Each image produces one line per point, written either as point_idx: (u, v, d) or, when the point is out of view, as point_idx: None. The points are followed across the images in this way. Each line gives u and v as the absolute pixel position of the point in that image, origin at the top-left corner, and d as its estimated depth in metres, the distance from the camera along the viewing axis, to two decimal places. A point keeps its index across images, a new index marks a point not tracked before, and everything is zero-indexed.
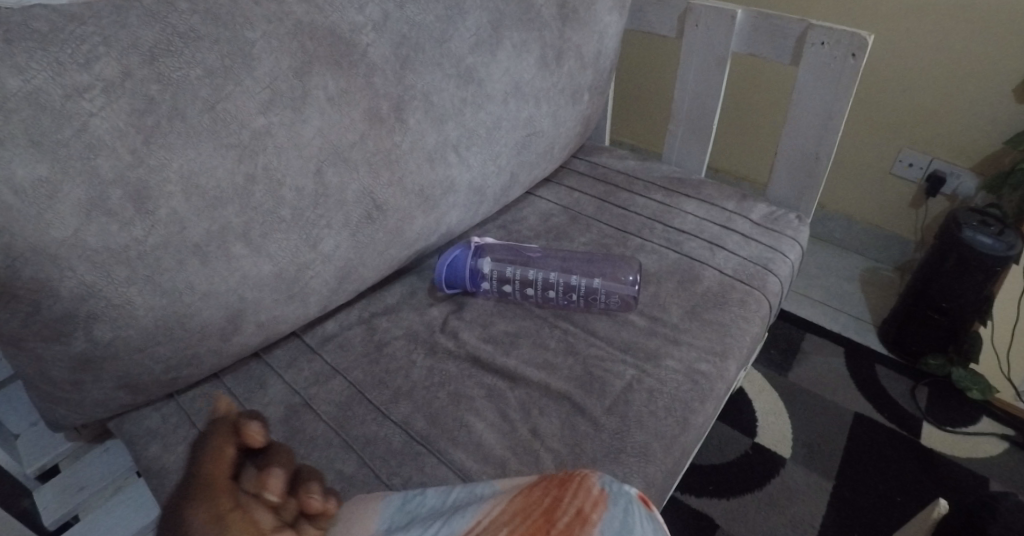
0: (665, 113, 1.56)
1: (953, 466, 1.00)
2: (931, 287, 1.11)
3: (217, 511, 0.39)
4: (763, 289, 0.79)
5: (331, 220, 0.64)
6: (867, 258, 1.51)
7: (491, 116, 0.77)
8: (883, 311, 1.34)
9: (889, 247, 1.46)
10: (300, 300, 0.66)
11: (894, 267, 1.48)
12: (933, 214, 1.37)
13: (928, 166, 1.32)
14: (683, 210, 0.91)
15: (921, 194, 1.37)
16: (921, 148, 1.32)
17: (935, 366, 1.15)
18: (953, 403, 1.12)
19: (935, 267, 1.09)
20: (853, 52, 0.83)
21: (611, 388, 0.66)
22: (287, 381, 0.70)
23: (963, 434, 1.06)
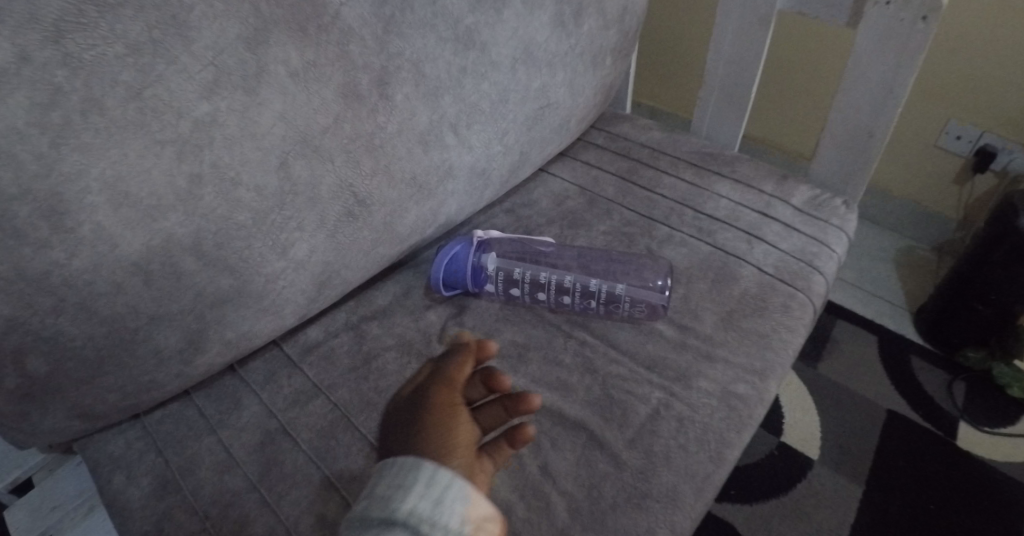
0: (691, 75, 1.41)
1: (990, 470, 0.94)
2: (976, 280, 1.00)
3: (447, 402, 0.51)
4: (808, 291, 0.69)
5: (304, 222, 0.54)
6: (902, 235, 1.39)
7: (497, 88, 0.65)
8: (921, 296, 1.25)
9: (929, 224, 1.34)
10: (273, 314, 0.57)
11: (932, 246, 1.36)
12: (980, 190, 1.24)
13: (977, 139, 1.19)
14: (715, 192, 0.80)
15: (968, 169, 1.24)
16: (971, 119, 1.18)
17: (974, 360, 1.06)
18: (993, 401, 1.03)
19: (982, 257, 0.98)
20: (925, 14, 0.70)
21: (634, 415, 0.57)
22: (265, 401, 0.62)
23: (1003, 435, 0.98)
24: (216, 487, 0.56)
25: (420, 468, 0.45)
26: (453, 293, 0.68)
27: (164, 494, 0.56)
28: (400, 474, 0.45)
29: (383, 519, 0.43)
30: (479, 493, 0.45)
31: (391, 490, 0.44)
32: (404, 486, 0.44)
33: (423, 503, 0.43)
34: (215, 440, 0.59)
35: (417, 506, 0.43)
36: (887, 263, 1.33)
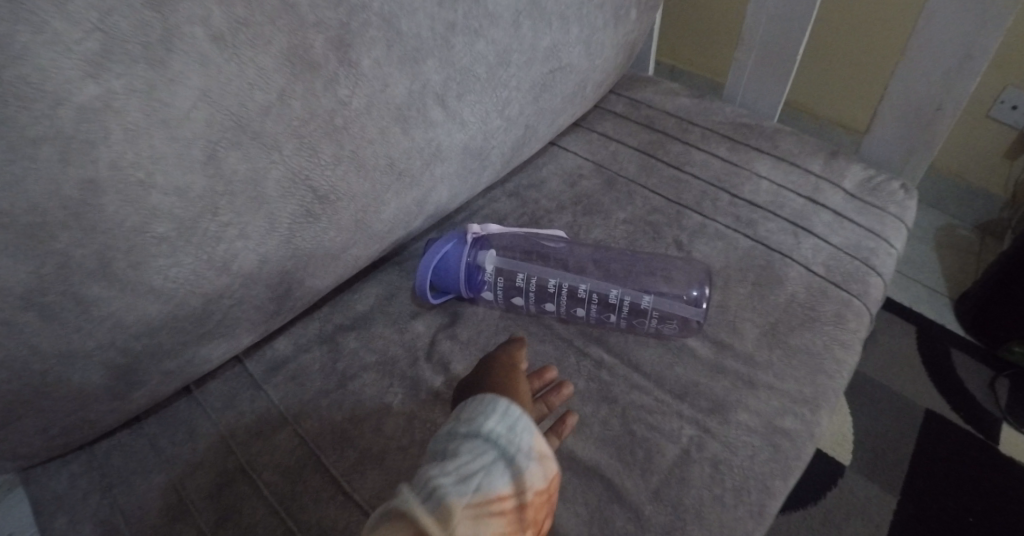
0: (714, 32, 1.26)
1: None
2: None
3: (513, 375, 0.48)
4: (865, 297, 0.59)
5: (249, 226, 0.42)
6: (942, 211, 1.26)
7: (495, 48, 0.52)
8: (963, 280, 1.14)
9: (973, 199, 1.21)
10: (222, 334, 0.47)
11: (974, 226, 1.23)
12: None
13: None
14: (755, 172, 0.68)
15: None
16: None
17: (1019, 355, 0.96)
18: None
19: None
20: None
21: (660, 459, 0.47)
22: (225, 430, 0.53)
23: None
24: None
25: (499, 402, 0.43)
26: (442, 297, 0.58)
27: None
28: (476, 402, 0.43)
29: (464, 435, 0.42)
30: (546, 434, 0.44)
31: (468, 411, 0.43)
32: (482, 410, 0.42)
33: (503, 425, 0.42)
34: (166, 477, 0.51)
35: (496, 426, 0.42)
36: (925, 244, 1.22)
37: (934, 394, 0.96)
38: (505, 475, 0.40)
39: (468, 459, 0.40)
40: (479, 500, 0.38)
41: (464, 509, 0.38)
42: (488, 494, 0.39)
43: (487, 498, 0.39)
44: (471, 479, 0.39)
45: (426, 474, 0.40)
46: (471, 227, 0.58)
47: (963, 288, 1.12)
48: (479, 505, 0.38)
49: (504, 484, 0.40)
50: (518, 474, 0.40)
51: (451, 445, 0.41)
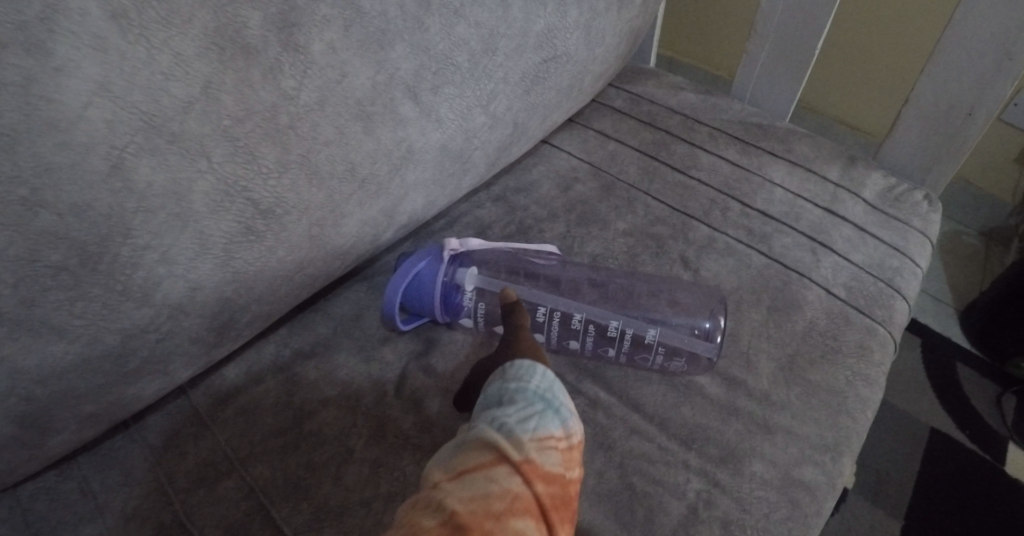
0: (718, 20, 1.19)
1: None
2: None
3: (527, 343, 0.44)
4: (890, 325, 0.52)
5: (172, 248, 0.35)
6: (946, 215, 1.21)
7: (478, 33, 0.44)
8: (969, 289, 1.09)
9: (980, 205, 1.15)
10: (152, 368, 0.40)
11: (979, 232, 1.18)
12: None
13: None
14: (769, 179, 0.62)
15: None
16: None
17: None
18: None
19: None
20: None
21: (663, 518, 0.41)
22: (163, 474, 0.45)
23: None
24: None
25: (534, 362, 0.39)
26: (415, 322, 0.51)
27: None
28: (509, 363, 0.39)
29: (508, 385, 0.37)
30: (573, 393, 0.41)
31: (504, 369, 0.39)
32: (521, 366, 0.38)
33: (544, 377, 0.38)
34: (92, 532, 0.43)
35: (538, 380, 0.37)
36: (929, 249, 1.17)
37: (939, 411, 0.91)
38: (559, 419, 0.36)
39: (522, 405, 0.35)
40: (542, 435, 0.34)
41: (530, 443, 0.33)
42: (548, 433, 0.34)
43: (549, 435, 0.34)
44: (530, 418, 0.34)
45: (476, 422, 0.34)
46: (449, 241, 0.51)
47: (968, 298, 1.07)
48: (542, 440, 0.34)
49: (560, 425, 0.35)
50: (567, 420, 0.36)
51: (496, 396, 0.37)
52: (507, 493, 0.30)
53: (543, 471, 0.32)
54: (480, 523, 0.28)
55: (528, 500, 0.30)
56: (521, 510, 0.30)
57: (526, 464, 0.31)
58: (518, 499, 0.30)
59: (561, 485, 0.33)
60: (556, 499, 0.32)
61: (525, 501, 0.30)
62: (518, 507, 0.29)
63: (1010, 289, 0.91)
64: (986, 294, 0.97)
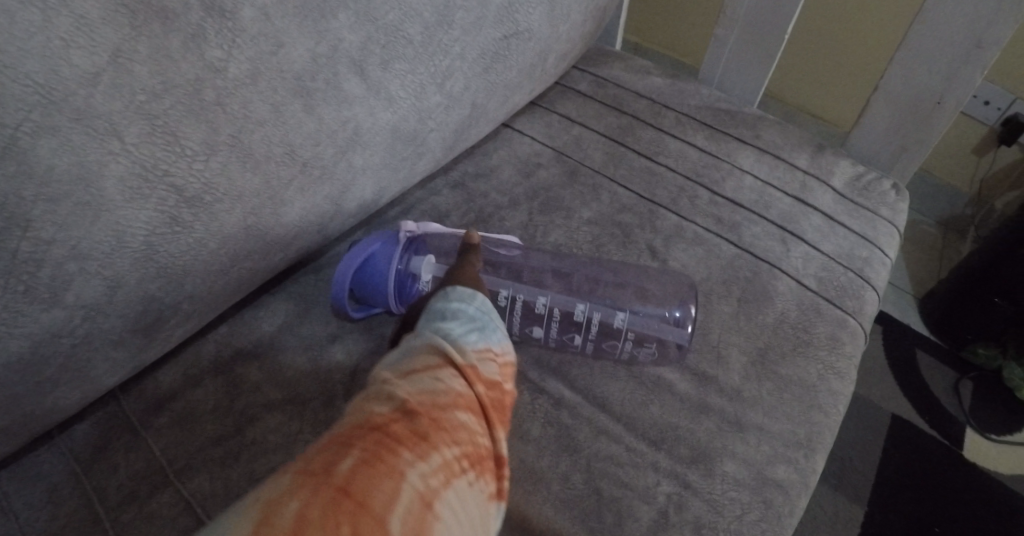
0: (685, 4, 1.17)
1: (999, 487, 0.84)
2: (1002, 273, 0.86)
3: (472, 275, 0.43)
4: (859, 316, 0.51)
5: (83, 241, 0.31)
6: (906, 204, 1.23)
7: (432, 4, 0.41)
8: (927, 278, 1.11)
9: (938, 195, 1.17)
10: (67, 376, 0.36)
11: (937, 221, 1.20)
12: (1002, 163, 1.08)
13: (1007, 107, 1.01)
14: (737, 166, 0.60)
15: (993, 137, 1.06)
16: (1004, 81, 1.00)
17: (984, 358, 0.95)
18: (1000, 406, 0.93)
19: (1010, 248, 0.84)
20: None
21: (633, 523, 0.39)
22: (87, 490, 0.41)
23: (1009, 443, 0.89)
24: None
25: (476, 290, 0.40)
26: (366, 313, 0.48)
27: None
28: (452, 287, 0.40)
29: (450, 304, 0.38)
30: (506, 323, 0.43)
31: (447, 291, 0.40)
32: (463, 291, 0.39)
33: (485, 301, 0.39)
34: None
35: (480, 303, 0.39)
36: None
37: (900, 397, 0.92)
38: (498, 338, 0.37)
39: (465, 319, 0.37)
40: (484, 347, 0.36)
41: (472, 353, 0.35)
42: (487, 347, 0.36)
43: (489, 348, 0.36)
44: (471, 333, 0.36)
45: (421, 330, 0.36)
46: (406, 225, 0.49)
47: (927, 286, 1.09)
48: (484, 352, 0.36)
49: (497, 343, 0.37)
50: (504, 341, 0.38)
51: (438, 312, 0.38)
52: (453, 390, 0.32)
53: (483, 376, 0.34)
54: (431, 409, 0.30)
55: (471, 399, 0.32)
56: (464, 405, 0.32)
57: (469, 368, 0.34)
58: (462, 396, 0.32)
59: (499, 392, 0.35)
60: (494, 401, 0.34)
61: (469, 398, 0.32)
62: (462, 403, 0.31)
63: (966, 277, 0.92)
64: (943, 282, 0.98)
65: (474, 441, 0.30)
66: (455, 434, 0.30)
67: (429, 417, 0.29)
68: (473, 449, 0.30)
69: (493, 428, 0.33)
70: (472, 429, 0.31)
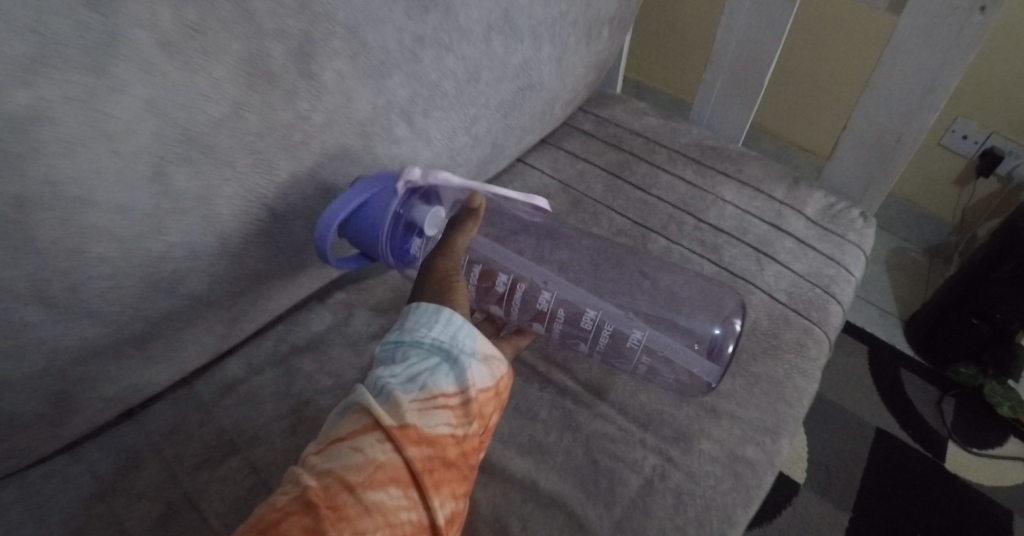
0: (687, 49, 1.27)
1: (979, 497, 0.90)
2: (977, 296, 0.94)
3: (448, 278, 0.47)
4: (824, 324, 0.60)
5: (200, 248, 0.40)
6: (893, 233, 1.31)
7: (465, 64, 0.51)
8: (913, 303, 1.19)
9: (923, 224, 1.25)
10: (167, 355, 0.45)
11: (922, 248, 1.28)
12: (982, 195, 1.17)
13: (984, 141, 1.10)
14: (721, 197, 0.69)
15: (971, 170, 1.15)
16: (979, 119, 1.08)
17: (966, 376, 1.01)
18: (981, 422, 0.99)
19: (984, 272, 0.92)
20: (984, 4, 0.59)
21: (623, 488, 0.47)
22: (168, 458, 0.49)
23: (988, 456, 0.95)
24: None
25: (441, 308, 0.44)
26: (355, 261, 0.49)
27: None
28: (420, 305, 0.44)
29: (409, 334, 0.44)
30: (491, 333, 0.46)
31: (416, 310, 0.44)
32: (427, 311, 0.44)
33: (444, 334, 0.43)
34: (103, 509, 0.47)
35: (437, 336, 0.43)
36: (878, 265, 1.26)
37: (884, 413, 0.98)
38: (451, 374, 0.43)
39: (413, 366, 0.42)
40: (420, 403, 0.41)
41: (405, 413, 0.40)
42: (425, 399, 0.41)
43: (429, 400, 0.41)
44: (416, 378, 0.42)
45: (373, 383, 0.42)
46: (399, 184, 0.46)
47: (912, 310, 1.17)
48: (422, 404, 0.41)
49: (444, 386, 0.42)
50: (458, 378, 0.42)
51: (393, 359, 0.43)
52: (366, 466, 0.38)
53: (412, 438, 0.39)
54: (334, 496, 0.36)
55: (388, 470, 0.38)
56: (381, 477, 0.38)
57: (393, 436, 0.39)
58: (376, 473, 0.37)
59: (435, 443, 0.40)
60: (426, 458, 0.39)
61: (383, 472, 0.38)
62: (376, 477, 0.37)
63: (946, 301, 1.00)
64: (925, 306, 1.05)
65: (383, 516, 0.36)
66: (359, 515, 0.36)
67: (328, 508, 0.36)
68: (388, 528, 0.36)
69: (418, 490, 0.38)
70: (385, 501, 0.37)
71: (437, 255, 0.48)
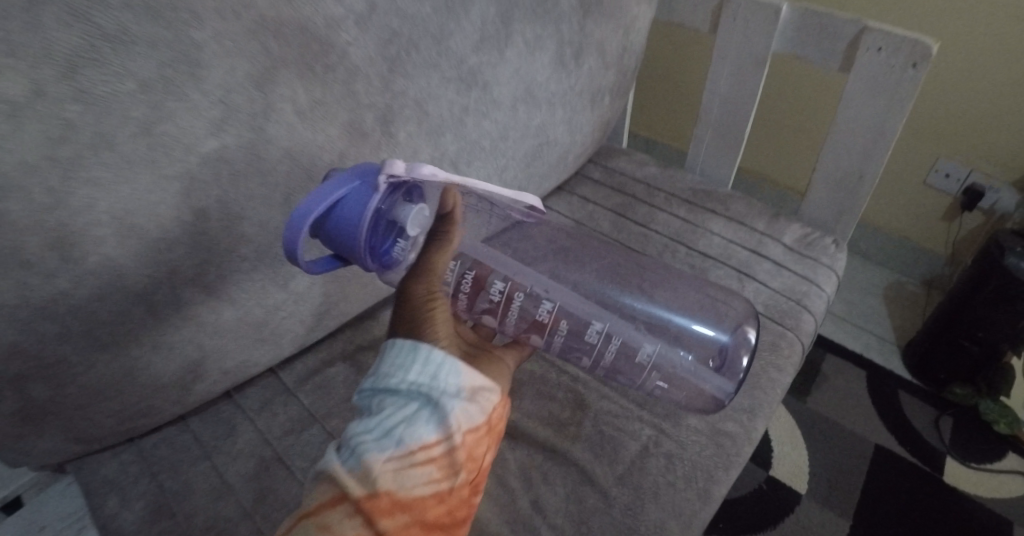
0: (684, 108, 1.43)
1: (977, 507, 0.94)
2: (965, 316, 1.02)
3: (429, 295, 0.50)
4: (797, 330, 0.71)
5: (304, 256, 0.56)
6: (892, 268, 1.40)
7: (496, 126, 0.68)
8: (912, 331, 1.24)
9: (919, 258, 1.35)
10: (273, 340, 0.59)
11: (921, 281, 1.37)
12: (969, 228, 1.26)
13: (966, 177, 1.20)
14: (708, 230, 0.82)
15: (957, 206, 1.26)
16: (959, 158, 1.20)
17: (962, 396, 1.07)
18: (980, 438, 1.04)
19: (970, 294, 1.00)
20: (915, 61, 0.70)
21: (624, 451, 0.58)
22: (259, 428, 0.62)
23: (987, 470, 0.99)
24: (209, 514, 0.56)
25: (416, 345, 0.47)
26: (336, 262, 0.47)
27: (158, 518, 0.56)
28: (399, 343, 0.48)
29: (386, 384, 0.47)
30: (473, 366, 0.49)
31: (398, 350, 0.48)
32: (406, 353, 0.47)
33: (420, 382, 0.47)
34: (209, 464, 0.59)
35: (414, 384, 0.47)
36: (876, 297, 1.33)
37: (884, 432, 1.02)
38: (431, 422, 0.47)
39: (393, 419, 0.46)
40: (397, 461, 0.45)
41: (380, 475, 0.44)
42: (403, 456, 0.45)
43: (405, 457, 0.45)
44: (395, 431, 0.46)
45: (354, 437, 0.46)
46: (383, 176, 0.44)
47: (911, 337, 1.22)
48: (401, 460, 0.45)
49: (422, 439, 0.46)
50: (435, 429, 0.47)
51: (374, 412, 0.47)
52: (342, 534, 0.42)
53: (387, 498, 0.44)
54: None
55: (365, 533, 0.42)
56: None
57: (370, 499, 0.43)
58: None
59: (414, 494, 0.45)
60: (406, 511, 0.44)
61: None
62: None
63: (938, 324, 1.07)
64: (922, 330, 1.12)
65: None
66: None
67: None
68: None
69: None
70: None
71: (415, 278, 0.51)
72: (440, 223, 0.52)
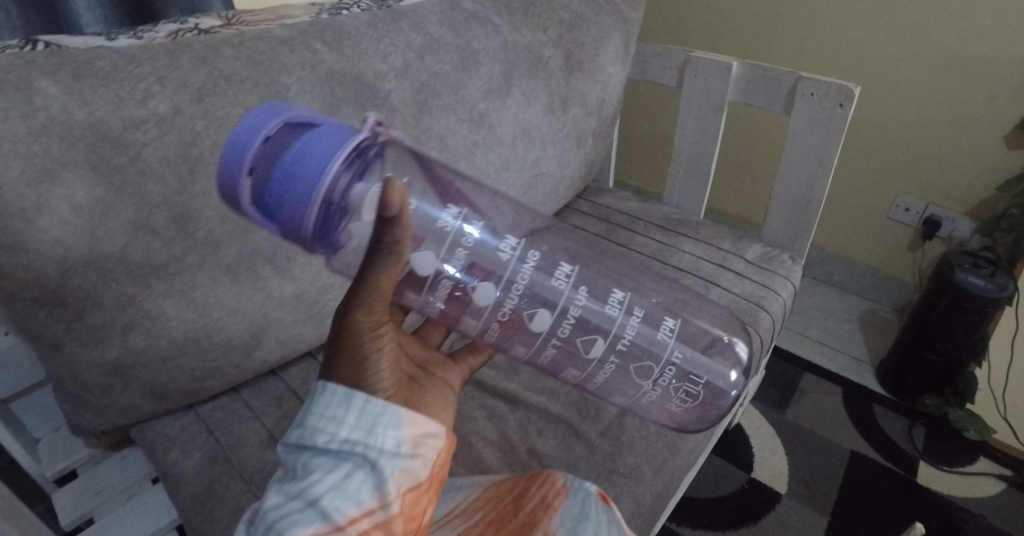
0: (663, 156, 1.62)
1: (950, 505, 1.01)
2: (928, 329, 1.13)
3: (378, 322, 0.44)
4: (754, 324, 0.83)
5: None
6: (867, 299, 1.52)
7: (501, 158, 0.82)
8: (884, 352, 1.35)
9: (891, 288, 1.47)
10: (319, 318, 0.73)
11: (893, 308, 1.49)
12: (931, 257, 1.39)
13: (924, 210, 1.35)
14: (680, 248, 0.96)
15: (919, 238, 1.39)
16: (915, 193, 1.35)
17: (933, 407, 1.15)
18: (950, 444, 1.12)
19: (929, 308, 1.11)
20: (841, 102, 0.86)
21: (606, 413, 0.70)
22: (301, 397, 0.74)
23: (959, 473, 1.07)
24: (260, 459, 0.67)
25: (351, 394, 0.42)
26: (302, 185, 0.39)
27: (215, 464, 0.68)
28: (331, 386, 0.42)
29: (314, 441, 0.41)
30: (417, 415, 0.44)
31: (332, 396, 0.42)
32: (337, 400, 0.42)
33: (352, 441, 0.41)
34: (259, 424, 0.71)
35: (346, 442, 0.41)
36: (853, 324, 1.44)
37: (859, 442, 1.11)
38: (365, 489, 0.41)
39: (318, 488, 0.40)
40: None
41: None
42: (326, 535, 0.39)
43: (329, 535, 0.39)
44: (320, 503, 0.39)
45: (273, 506, 0.40)
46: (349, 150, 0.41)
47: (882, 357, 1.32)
48: None
49: (350, 512, 0.40)
50: (369, 498, 0.41)
51: (297, 477, 0.41)
52: None
53: None
54: None
55: None
56: None
57: None
58: None
59: None
60: None
61: None
62: None
63: (905, 340, 1.18)
64: (892, 349, 1.23)
65: None
66: None
67: None
68: None
69: None
70: None
71: (360, 306, 0.43)
72: (385, 228, 0.41)
